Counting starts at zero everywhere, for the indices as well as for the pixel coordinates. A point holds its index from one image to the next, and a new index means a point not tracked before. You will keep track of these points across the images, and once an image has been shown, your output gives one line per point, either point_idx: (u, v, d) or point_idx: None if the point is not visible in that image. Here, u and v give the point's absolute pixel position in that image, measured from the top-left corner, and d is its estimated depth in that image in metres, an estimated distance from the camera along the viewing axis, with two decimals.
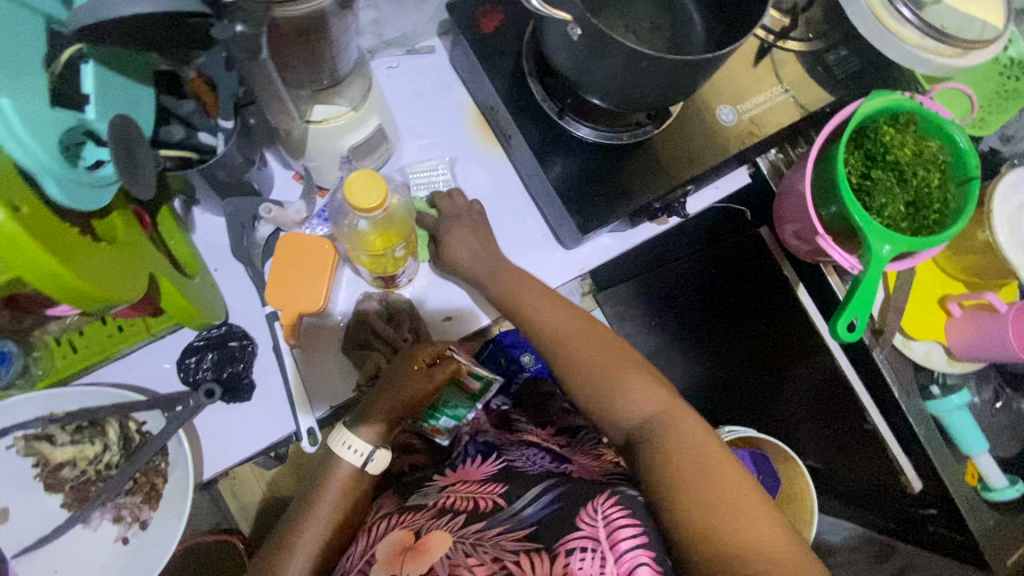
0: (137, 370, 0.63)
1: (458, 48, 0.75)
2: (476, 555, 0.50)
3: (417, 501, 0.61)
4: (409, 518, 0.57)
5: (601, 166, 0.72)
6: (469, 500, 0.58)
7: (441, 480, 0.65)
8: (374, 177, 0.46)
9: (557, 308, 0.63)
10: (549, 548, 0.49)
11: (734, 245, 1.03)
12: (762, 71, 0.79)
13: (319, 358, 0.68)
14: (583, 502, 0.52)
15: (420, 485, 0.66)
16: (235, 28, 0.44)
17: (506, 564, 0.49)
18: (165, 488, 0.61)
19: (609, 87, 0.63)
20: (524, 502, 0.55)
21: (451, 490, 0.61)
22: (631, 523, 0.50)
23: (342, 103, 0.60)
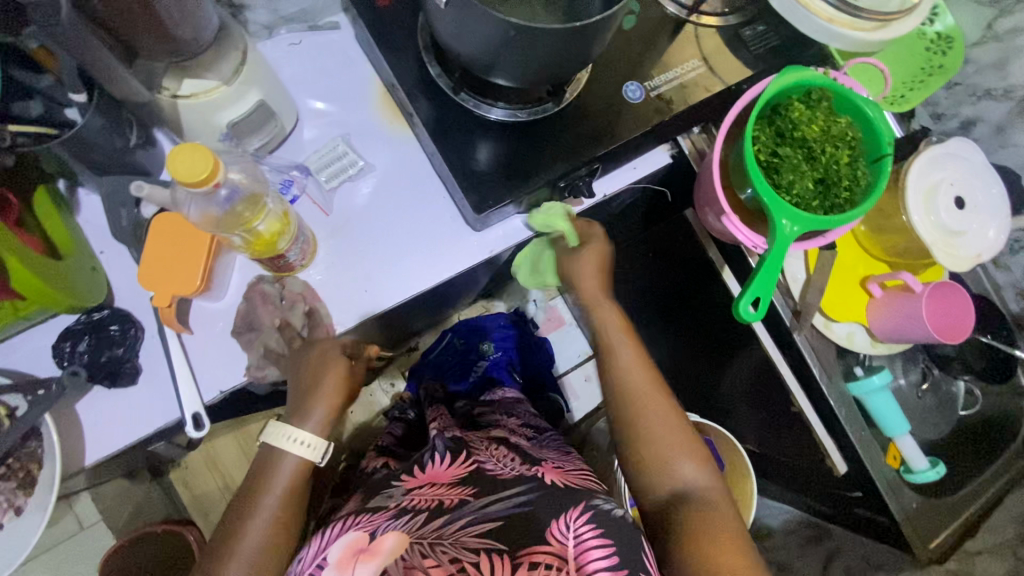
0: (16, 354, 0.62)
1: (358, 23, 0.73)
2: (433, 557, 0.51)
3: (380, 501, 0.61)
4: (367, 520, 0.57)
5: (503, 143, 0.71)
6: (430, 500, 0.58)
7: (407, 481, 0.63)
8: (202, 151, 0.44)
9: (624, 329, 0.70)
10: (514, 553, 0.51)
11: (669, 225, 0.99)
12: (675, 46, 0.77)
13: (208, 343, 0.66)
14: (557, 512, 0.54)
15: (387, 484, 0.64)
16: None
17: (465, 567, 0.50)
18: (39, 475, 0.60)
19: (493, 60, 0.61)
20: (489, 499, 0.56)
21: (416, 492, 0.60)
22: (601, 544, 0.52)
23: (211, 78, 0.59)
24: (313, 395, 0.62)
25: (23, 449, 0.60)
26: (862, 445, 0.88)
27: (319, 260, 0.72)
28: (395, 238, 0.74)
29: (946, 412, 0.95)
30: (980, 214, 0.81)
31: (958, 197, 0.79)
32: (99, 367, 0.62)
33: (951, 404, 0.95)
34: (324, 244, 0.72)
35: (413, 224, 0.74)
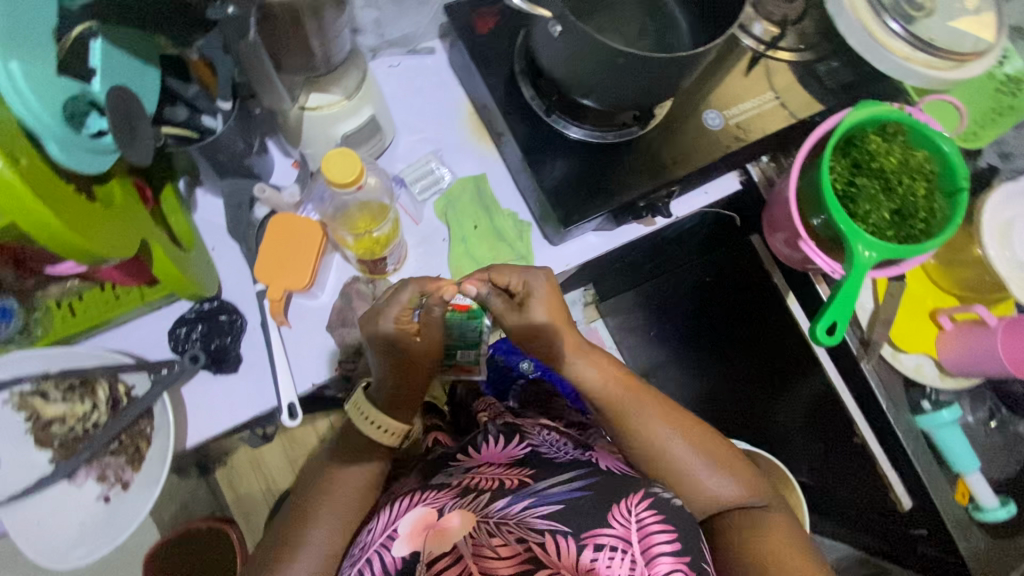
0: (132, 338, 0.67)
1: (456, 48, 0.79)
2: (501, 536, 0.53)
3: (442, 479, 0.62)
4: (433, 496, 0.58)
5: (589, 163, 0.74)
6: (492, 480, 0.60)
7: (464, 460, 0.67)
8: (350, 156, 0.51)
9: (586, 352, 0.66)
10: (577, 536, 0.52)
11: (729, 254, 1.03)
12: (752, 79, 0.81)
13: (304, 338, 0.70)
14: (615, 498, 0.55)
15: (444, 464, 0.67)
16: (228, 10, 0.47)
17: (530, 547, 0.52)
18: (147, 451, 0.64)
19: (593, 85, 0.65)
20: (550, 483, 0.57)
21: (476, 472, 0.63)
22: (664, 529, 0.52)
23: (336, 92, 0.64)
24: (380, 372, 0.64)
25: (135, 426, 0.63)
26: (930, 481, 0.87)
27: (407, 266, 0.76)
28: (480, 248, 0.78)
29: (1016, 452, 0.93)
30: None
31: None
32: (209, 353, 0.67)
33: (1019, 443, 0.93)
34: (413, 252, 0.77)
35: (495, 236, 0.79)
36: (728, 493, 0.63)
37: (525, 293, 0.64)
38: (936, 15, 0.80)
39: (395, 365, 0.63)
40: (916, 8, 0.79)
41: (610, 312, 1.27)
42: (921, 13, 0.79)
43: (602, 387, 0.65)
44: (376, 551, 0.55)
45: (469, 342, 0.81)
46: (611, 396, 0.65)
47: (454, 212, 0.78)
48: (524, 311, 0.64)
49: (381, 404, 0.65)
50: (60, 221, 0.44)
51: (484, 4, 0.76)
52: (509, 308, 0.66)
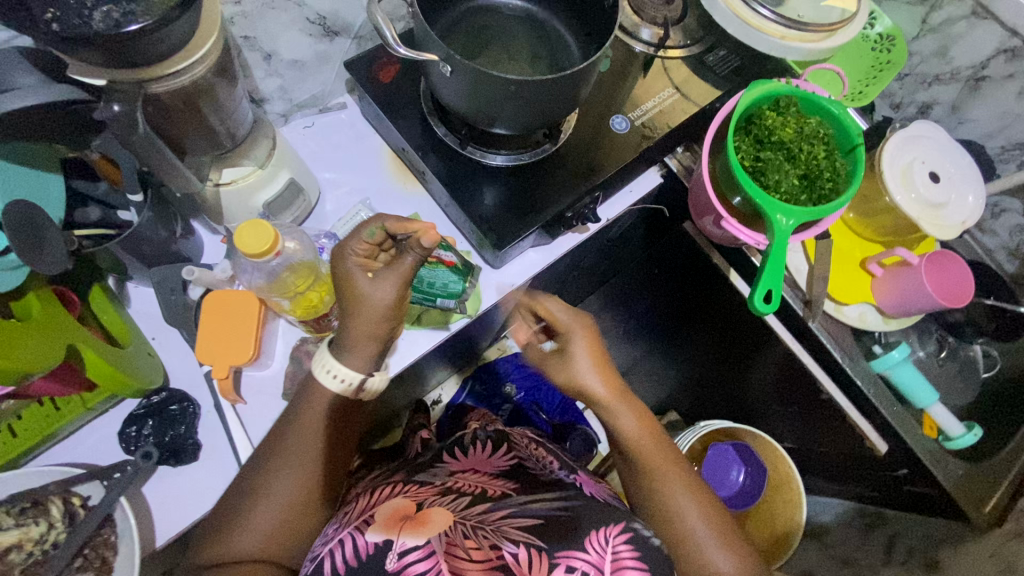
0: (83, 447, 0.65)
1: (364, 100, 0.81)
2: (475, 540, 0.51)
3: (426, 476, 0.62)
4: (415, 491, 0.58)
5: (512, 184, 0.77)
6: (473, 486, 0.59)
7: (450, 464, 0.65)
8: (262, 225, 0.53)
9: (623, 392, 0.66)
10: (551, 552, 0.51)
11: (669, 242, 1.05)
12: (650, 79, 0.86)
13: (261, 411, 0.69)
14: (594, 525, 0.55)
15: (428, 465, 0.66)
16: (114, 108, 0.48)
17: (504, 557, 0.51)
18: (116, 560, 0.61)
19: (496, 113, 0.68)
20: (529, 497, 0.57)
21: (459, 476, 0.62)
22: (637, 565, 0.53)
23: (247, 164, 0.65)
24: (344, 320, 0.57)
25: (98, 538, 0.61)
26: (897, 420, 0.89)
27: None
28: None
29: (968, 375, 0.98)
30: (955, 184, 0.86)
31: (932, 172, 0.86)
32: (164, 447, 0.65)
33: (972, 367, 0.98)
34: None
35: None
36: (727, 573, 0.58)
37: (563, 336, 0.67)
38: None
39: (361, 307, 0.56)
40: None
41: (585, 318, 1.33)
42: None
43: (633, 432, 0.65)
44: (350, 533, 0.52)
45: (450, 292, 0.75)
46: (638, 444, 0.64)
47: None
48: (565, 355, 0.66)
49: (350, 352, 0.58)
50: None
51: (383, 55, 0.78)
52: (551, 359, 0.68)
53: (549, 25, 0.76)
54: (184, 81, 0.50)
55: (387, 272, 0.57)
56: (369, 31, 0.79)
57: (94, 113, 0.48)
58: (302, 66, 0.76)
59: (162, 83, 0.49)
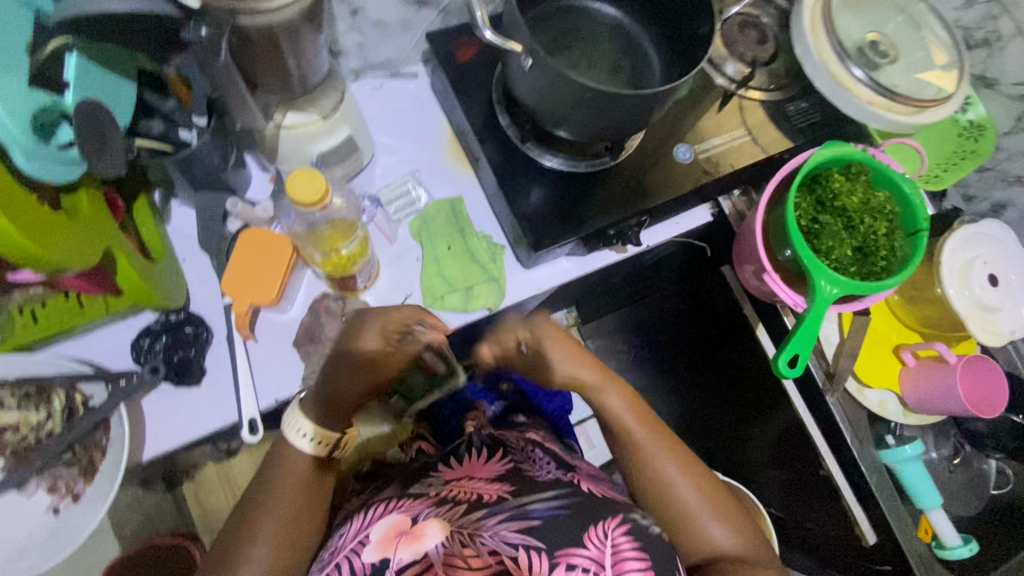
0: (94, 347, 0.67)
1: (437, 74, 0.81)
2: (472, 548, 0.57)
3: (419, 489, 0.66)
4: (408, 505, 0.63)
5: (563, 190, 0.76)
6: (470, 493, 0.64)
7: (445, 472, 0.70)
8: (312, 175, 0.53)
9: (623, 390, 0.68)
10: (550, 553, 0.56)
11: (702, 281, 1.05)
12: (724, 115, 0.84)
13: (270, 353, 0.70)
14: (593, 520, 0.58)
15: (423, 474, 0.71)
16: (200, 31, 0.49)
17: (501, 560, 0.56)
18: (101, 462, 0.63)
19: (564, 117, 0.67)
20: (529, 500, 0.60)
21: (456, 484, 0.66)
22: (637, 558, 0.56)
23: (313, 112, 0.66)
24: (343, 364, 0.61)
25: (90, 438, 0.62)
26: (893, 517, 0.87)
27: (380, 284, 0.77)
28: (453, 268, 0.79)
29: (978, 489, 0.94)
30: (1013, 293, 0.83)
31: (992, 274, 0.82)
32: (171, 365, 0.67)
33: (984, 481, 0.94)
34: (386, 269, 0.78)
35: (468, 256, 0.80)
36: (722, 541, 0.62)
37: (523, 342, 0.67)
38: (898, 63, 0.83)
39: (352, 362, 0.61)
40: (880, 55, 0.83)
41: (592, 336, 1.23)
42: (885, 60, 0.83)
43: (626, 421, 0.66)
44: (345, 557, 0.58)
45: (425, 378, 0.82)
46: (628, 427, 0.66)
47: (428, 229, 0.79)
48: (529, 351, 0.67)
49: (327, 419, 0.62)
50: (14, 230, 0.44)
51: (465, 34, 0.78)
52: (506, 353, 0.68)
53: (637, 39, 0.75)
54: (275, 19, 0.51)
55: (394, 357, 0.62)
56: (457, 6, 0.78)
57: (184, 34, 0.49)
58: (384, 27, 0.76)
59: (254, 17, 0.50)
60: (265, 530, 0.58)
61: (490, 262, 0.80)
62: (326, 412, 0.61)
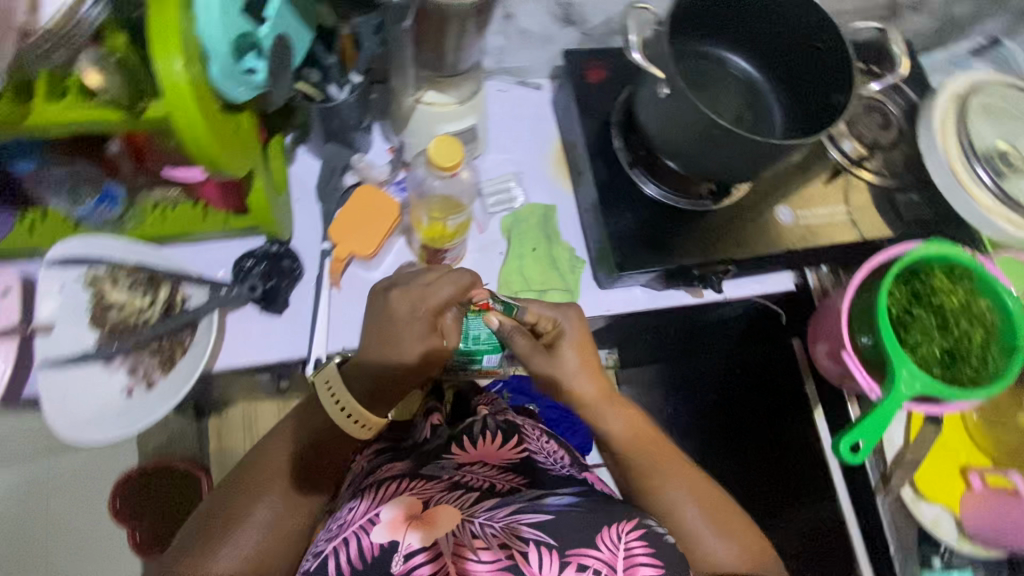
0: (200, 257, 0.71)
1: (563, 89, 0.85)
2: (483, 539, 0.55)
3: (432, 470, 0.65)
4: (421, 487, 0.61)
5: (658, 219, 0.77)
6: (483, 481, 0.65)
7: (457, 454, 0.70)
8: (452, 143, 0.59)
9: (627, 416, 0.67)
10: (561, 551, 0.54)
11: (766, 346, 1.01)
12: (830, 189, 0.84)
13: (348, 303, 0.74)
14: (607, 522, 0.57)
15: (434, 456, 0.69)
16: None
17: (512, 556, 0.53)
18: (180, 361, 0.67)
19: (682, 149, 0.69)
20: (544, 495, 0.61)
21: (467, 469, 0.67)
22: (648, 561, 0.55)
23: (451, 96, 0.71)
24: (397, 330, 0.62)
25: (176, 335, 0.67)
26: None
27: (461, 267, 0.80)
28: (533, 271, 0.81)
29: None
30: None
31: None
32: (262, 290, 0.71)
33: None
34: (470, 255, 0.81)
35: (549, 262, 0.82)
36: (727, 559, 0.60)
37: (556, 332, 0.66)
38: None
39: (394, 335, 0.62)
40: (1008, 166, 0.81)
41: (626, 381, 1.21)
42: (1012, 171, 0.81)
43: (622, 435, 0.66)
44: (356, 532, 0.56)
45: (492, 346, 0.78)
46: (629, 449, 0.65)
47: (518, 229, 0.82)
48: (553, 352, 0.66)
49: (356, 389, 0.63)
50: (202, 125, 0.48)
51: (599, 58, 0.82)
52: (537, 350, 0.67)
53: (763, 95, 0.77)
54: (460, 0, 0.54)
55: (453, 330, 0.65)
56: (599, 31, 0.83)
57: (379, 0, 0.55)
58: (527, 36, 0.82)
59: None
60: (278, 481, 0.60)
61: (568, 273, 0.82)
62: (366, 392, 0.63)
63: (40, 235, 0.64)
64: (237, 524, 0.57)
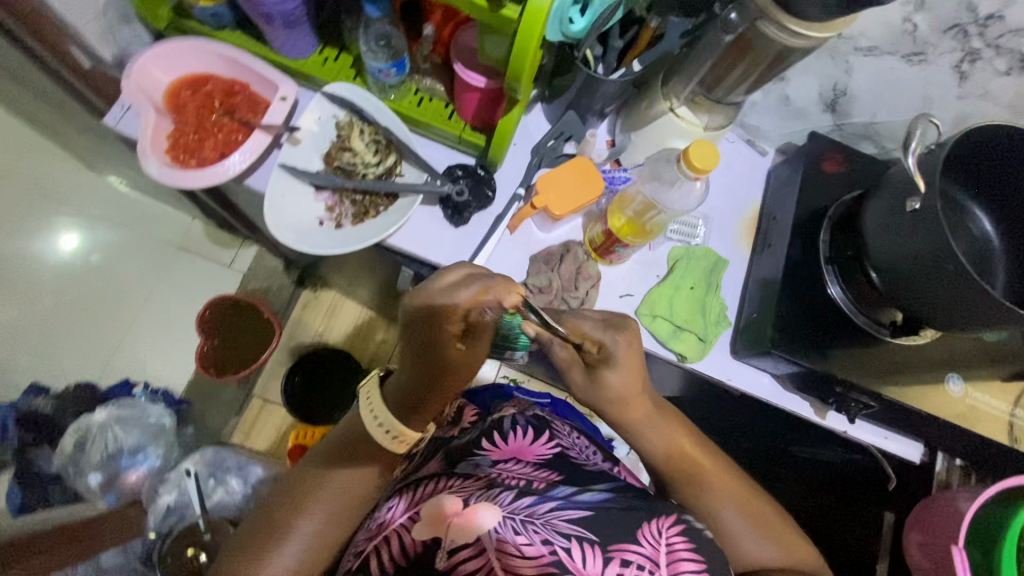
0: (424, 148, 0.79)
1: (789, 165, 0.86)
2: (526, 536, 0.52)
3: (467, 469, 0.66)
4: (458, 484, 0.61)
5: (828, 323, 0.76)
6: (518, 477, 0.63)
7: (491, 453, 0.70)
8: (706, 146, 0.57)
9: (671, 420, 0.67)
10: (604, 547, 0.52)
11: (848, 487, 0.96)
12: (1010, 386, 0.78)
13: (515, 250, 0.81)
14: (647, 519, 0.56)
15: (467, 453, 0.70)
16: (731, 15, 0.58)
17: (556, 552, 0.51)
18: (370, 218, 0.74)
19: (898, 267, 0.67)
20: (579, 491, 0.59)
21: (501, 467, 0.66)
22: (693, 559, 0.53)
23: (700, 118, 0.74)
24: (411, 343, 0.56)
25: (377, 198, 0.74)
26: None
27: (618, 268, 0.83)
28: (682, 307, 0.81)
29: None
30: None
31: None
32: (456, 201, 0.77)
33: None
34: (631, 263, 0.84)
35: (699, 307, 0.82)
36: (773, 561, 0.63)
37: (601, 357, 0.61)
38: None
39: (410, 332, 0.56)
40: None
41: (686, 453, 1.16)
42: None
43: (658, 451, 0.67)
44: (396, 531, 0.58)
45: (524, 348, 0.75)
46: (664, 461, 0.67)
47: (686, 263, 0.83)
48: (595, 371, 0.63)
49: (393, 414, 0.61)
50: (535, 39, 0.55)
51: (842, 153, 0.82)
52: (576, 366, 0.65)
53: (995, 254, 0.72)
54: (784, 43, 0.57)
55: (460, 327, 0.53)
56: (853, 129, 0.83)
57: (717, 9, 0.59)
58: (784, 104, 0.83)
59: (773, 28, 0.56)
60: (326, 501, 0.63)
61: (710, 326, 0.81)
62: (396, 410, 0.61)
63: (328, 69, 0.75)
64: (289, 530, 0.61)
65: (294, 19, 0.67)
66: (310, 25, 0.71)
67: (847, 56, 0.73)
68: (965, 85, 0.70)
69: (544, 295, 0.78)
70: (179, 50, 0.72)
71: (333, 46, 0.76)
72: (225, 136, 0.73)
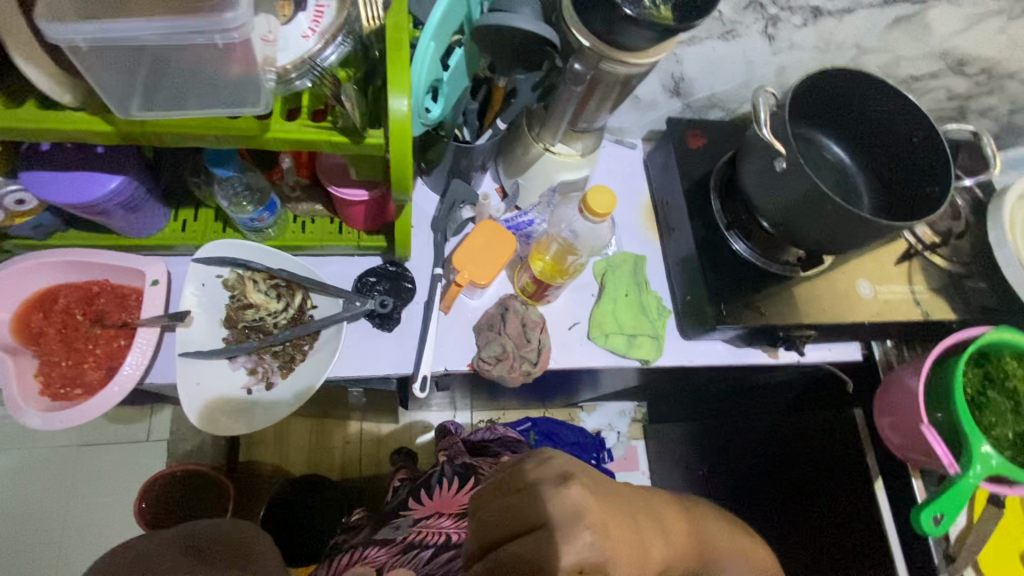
0: (329, 268, 0.76)
1: (661, 151, 0.92)
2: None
3: (386, 532, 0.75)
4: (371, 555, 0.72)
5: (749, 278, 0.81)
6: (437, 535, 0.72)
7: (415, 509, 0.78)
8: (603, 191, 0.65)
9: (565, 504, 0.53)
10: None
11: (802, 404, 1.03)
12: (902, 269, 0.89)
13: (455, 328, 0.79)
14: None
15: (395, 514, 0.79)
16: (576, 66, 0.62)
17: None
18: (299, 364, 0.69)
19: (785, 216, 0.74)
20: None
21: (423, 524, 0.75)
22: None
23: (576, 147, 0.76)
24: None
25: (297, 340, 0.70)
26: None
27: (555, 304, 0.85)
28: (625, 313, 0.84)
29: None
30: None
31: None
32: (379, 312, 0.74)
33: None
34: (566, 293, 0.86)
35: (639, 309, 0.85)
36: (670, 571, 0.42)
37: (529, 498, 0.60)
38: None
39: None
40: None
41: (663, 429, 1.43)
42: None
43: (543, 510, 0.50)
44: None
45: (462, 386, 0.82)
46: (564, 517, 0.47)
47: (612, 273, 0.87)
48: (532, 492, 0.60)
49: None
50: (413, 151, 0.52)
51: (698, 128, 0.89)
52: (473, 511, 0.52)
53: (851, 174, 0.83)
54: (629, 71, 0.61)
55: None
56: (700, 104, 0.91)
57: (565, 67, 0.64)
58: (636, 102, 0.89)
59: (617, 63, 0.59)
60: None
61: (655, 321, 0.85)
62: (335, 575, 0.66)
63: (193, 229, 0.70)
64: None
65: (137, 202, 0.60)
66: (156, 199, 0.64)
67: (674, 50, 0.79)
68: (775, 44, 0.79)
69: (503, 362, 0.75)
70: (4, 281, 0.62)
71: (186, 207, 0.71)
72: (105, 347, 0.65)
